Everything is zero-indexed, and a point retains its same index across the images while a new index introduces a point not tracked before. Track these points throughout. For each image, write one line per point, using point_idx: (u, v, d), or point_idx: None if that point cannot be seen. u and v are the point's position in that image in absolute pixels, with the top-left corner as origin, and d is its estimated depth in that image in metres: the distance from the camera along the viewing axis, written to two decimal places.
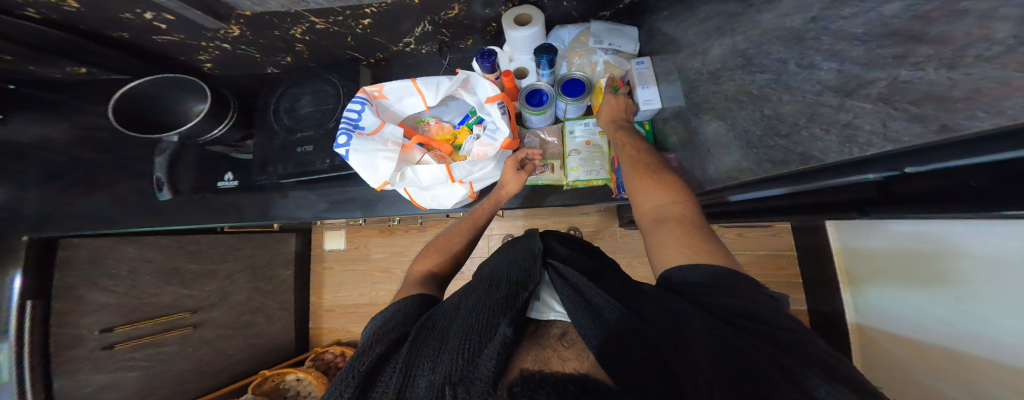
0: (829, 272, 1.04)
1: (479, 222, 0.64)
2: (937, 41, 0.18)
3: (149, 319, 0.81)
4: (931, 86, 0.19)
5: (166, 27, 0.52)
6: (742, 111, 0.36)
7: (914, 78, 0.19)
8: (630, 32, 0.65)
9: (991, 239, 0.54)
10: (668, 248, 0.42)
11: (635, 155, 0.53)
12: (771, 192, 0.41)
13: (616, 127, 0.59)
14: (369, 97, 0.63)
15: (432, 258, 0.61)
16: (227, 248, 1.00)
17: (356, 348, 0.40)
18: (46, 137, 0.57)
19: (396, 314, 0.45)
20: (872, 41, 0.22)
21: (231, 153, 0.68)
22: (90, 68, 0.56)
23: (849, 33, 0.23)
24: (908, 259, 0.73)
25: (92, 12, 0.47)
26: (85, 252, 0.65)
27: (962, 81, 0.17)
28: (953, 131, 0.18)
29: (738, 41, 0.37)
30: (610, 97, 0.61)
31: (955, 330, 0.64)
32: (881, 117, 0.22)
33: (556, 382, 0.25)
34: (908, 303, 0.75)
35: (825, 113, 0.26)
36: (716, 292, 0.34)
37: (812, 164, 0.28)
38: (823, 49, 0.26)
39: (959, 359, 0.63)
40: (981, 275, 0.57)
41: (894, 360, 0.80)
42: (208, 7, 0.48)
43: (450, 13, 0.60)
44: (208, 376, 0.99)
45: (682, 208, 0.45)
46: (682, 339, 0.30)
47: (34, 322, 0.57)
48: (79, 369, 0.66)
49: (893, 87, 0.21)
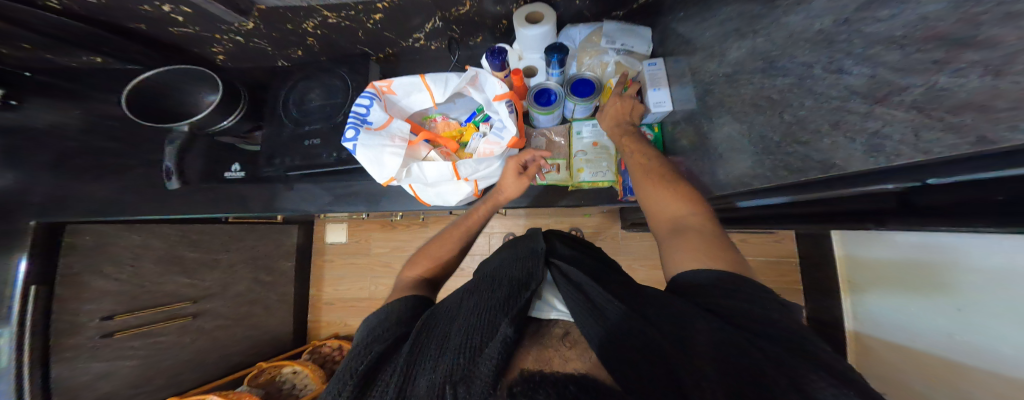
0: (828, 281, 1.02)
1: (475, 228, 0.64)
2: (984, 46, 0.17)
3: (148, 308, 0.81)
4: (972, 94, 0.18)
5: (183, 19, 0.52)
6: (760, 116, 0.36)
7: (953, 85, 0.18)
8: (643, 33, 0.64)
9: (999, 251, 0.53)
10: (684, 254, 0.41)
11: (646, 163, 0.52)
12: (779, 199, 0.40)
13: (621, 134, 0.58)
14: (378, 92, 0.63)
15: (423, 264, 0.59)
16: (231, 239, 1.00)
17: (352, 350, 0.40)
18: (59, 123, 0.59)
19: (385, 319, 0.43)
20: (910, 45, 0.21)
21: (239, 144, 0.67)
22: (105, 58, 0.58)
23: (886, 36, 0.22)
24: (910, 267, 0.72)
25: (110, 4, 0.48)
26: (92, 238, 0.65)
27: (1006, 90, 0.16)
28: (993, 143, 0.17)
29: (760, 43, 0.36)
30: (617, 101, 0.60)
31: (953, 340, 0.63)
32: (913, 127, 0.21)
33: (556, 382, 0.25)
34: (907, 312, 0.74)
35: (851, 120, 0.25)
36: (722, 294, 0.34)
37: (833, 173, 0.27)
38: (853, 53, 0.25)
39: (958, 370, 0.62)
40: (986, 287, 0.56)
41: (890, 369, 0.79)
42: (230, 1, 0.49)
43: (461, 10, 0.60)
44: (205, 365, 1.00)
45: (700, 220, 0.44)
46: (686, 342, 0.29)
47: (38, 309, 0.58)
48: (78, 357, 0.66)
49: (929, 94, 0.20)
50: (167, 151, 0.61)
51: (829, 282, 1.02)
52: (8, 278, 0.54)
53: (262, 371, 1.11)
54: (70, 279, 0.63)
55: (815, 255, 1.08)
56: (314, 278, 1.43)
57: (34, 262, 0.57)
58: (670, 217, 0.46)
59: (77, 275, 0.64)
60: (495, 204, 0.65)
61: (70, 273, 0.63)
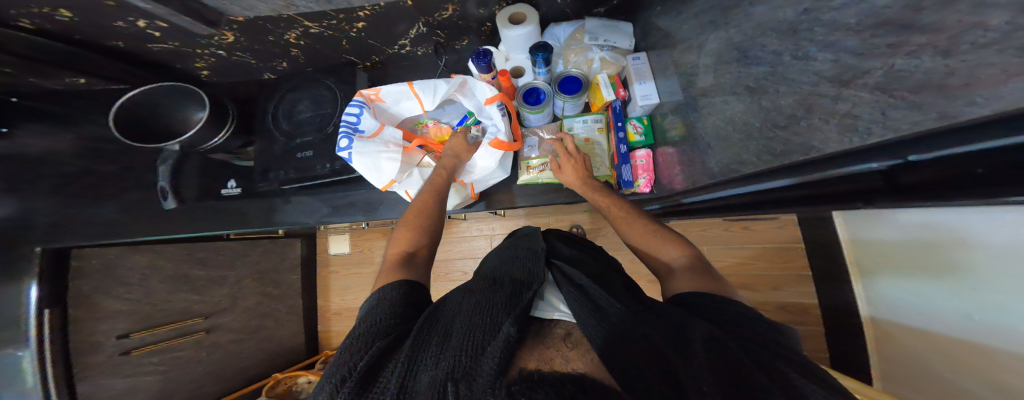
0: (839, 263, 1.01)
1: (443, 184, 0.61)
2: (931, 30, 0.18)
3: (163, 325, 0.80)
4: (929, 74, 0.18)
5: (159, 34, 0.52)
6: (740, 103, 0.36)
7: (909, 67, 0.19)
8: (625, 28, 0.65)
9: (998, 225, 0.54)
10: (681, 283, 0.45)
11: (625, 216, 0.55)
12: (776, 184, 0.39)
13: (589, 189, 0.59)
14: (366, 100, 0.63)
15: (405, 237, 0.58)
16: (234, 255, 0.97)
17: (351, 333, 0.41)
18: (53, 149, 0.58)
19: (380, 301, 0.45)
20: (865, 31, 0.22)
21: (232, 160, 0.70)
22: (88, 78, 0.57)
23: (842, 24, 0.23)
24: (918, 248, 0.72)
25: (83, 22, 0.47)
26: (98, 263, 0.65)
27: (958, 68, 0.17)
28: (953, 118, 0.17)
29: (734, 34, 0.37)
30: (569, 159, 0.61)
31: (972, 321, 0.63)
32: (880, 106, 0.21)
33: (554, 382, 0.26)
34: (916, 292, 0.75)
35: (822, 104, 0.26)
36: (717, 309, 0.37)
37: (813, 155, 0.27)
38: (816, 40, 0.26)
39: (973, 348, 0.63)
40: (990, 265, 0.57)
41: (908, 354, 0.80)
42: (197, 12, 0.47)
43: (444, 14, 0.60)
44: (224, 379, 0.99)
45: (688, 261, 0.48)
46: (684, 343, 0.30)
47: (54, 331, 0.58)
48: (100, 374, 0.66)
49: (888, 76, 0.21)
50: (161, 171, 0.62)
51: (839, 266, 1.01)
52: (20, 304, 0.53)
53: (279, 382, 1.13)
54: (81, 301, 0.63)
55: (817, 237, 1.09)
56: (322, 289, 1.47)
57: (44, 289, 0.57)
58: (664, 261, 0.50)
59: (88, 296, 0.64)
60: (455, 164, 0.64)
61: (80, 295, 0.63)
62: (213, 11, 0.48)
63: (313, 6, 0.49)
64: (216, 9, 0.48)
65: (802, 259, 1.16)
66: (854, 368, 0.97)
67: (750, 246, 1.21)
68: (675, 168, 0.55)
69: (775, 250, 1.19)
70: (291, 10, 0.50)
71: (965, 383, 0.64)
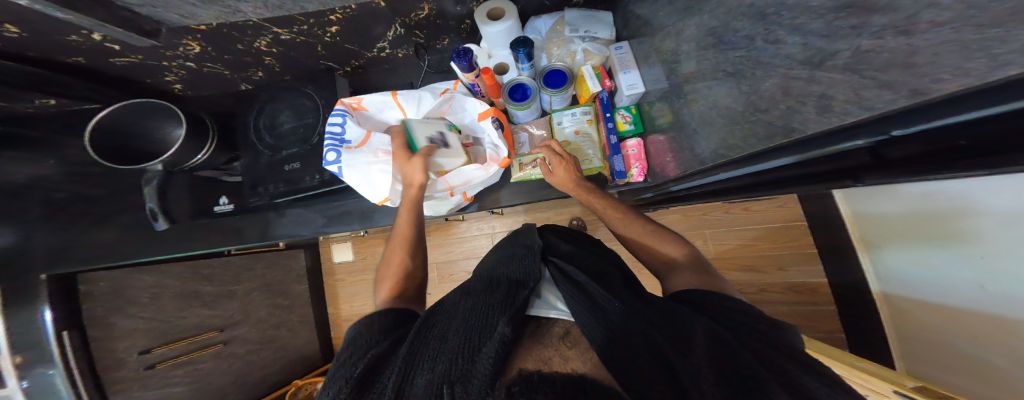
0: (844, 239, 1.00)
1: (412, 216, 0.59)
2: (889, 10, 0.18)
3: (181, 340, 0.79)
4: (894, 53, 0.18)
5: (118, 46, 0.51)
6: (722, 88, 0.36)
7: (875, 46, 0.19)
8: (606, 17, 0.65)
9: (1008, 192, 0.53)
10: (680, 280, 0.45)
11: (620, 217, 0.55)
12: (770, 164, 0.38)
13: (582, 191, 0.59)
14: (348, 109, 0.63)
15: (399, 257, 0.58)
16: (239, 270, 0.96)
17: (347, 346, 0.41)
18: (41, 174, 0.56)
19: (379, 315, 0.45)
20: (828, 14, 0.22)
21: (220, 177, 0.70)
22: (60, 99, 0.55)
23: (807, 6, 0.23)
24: (921, 220, 0.73)
25: (34, 37, 0.45)
26: (106, 285, 0.63)
27: (920, 46, 0.17)
28: (923, 95, 0.17)
29: (708, 20, 0.37)
30: (560, 160, 0.60)
31: (987, 292, 0.63)
32: (853, 87, 0.21)
33: (555, 383, 0.26)
34: (927, 266, 0.75)
35: (797, 86, 0.25)
36: (717, 309, 0.37)
37: (794, 137, 0.27)
38: (784, 23, 0.25)
39: (995, 321, 0.62)
40: (999, 232, 0.57)
41: (929, 331, 0.79)
42: (129, 22, 0.44)
43: (420, 14, 0.59)
44: (247, 387, 1.01)
45: (683, 255, 0.49)
46: (686, 345, 0.30)
47: (80, 352, 0.58)
48: (131, 388, 0.67)
49: (857, 56, 0.20)
50: (145, 192, 0.57)
51: (842, 242, 1.01)
52: (37, 328, 0.52)
53: (300, 387, 1.19)
54: (99, 322, 0.62)
55: (816, 213, 1.08)
56: (330, 298, 1.48)
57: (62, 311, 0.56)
58: (664, 258, 0.50)
59: (105, 317, 0.63)
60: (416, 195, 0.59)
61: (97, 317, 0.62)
62: (149, 20, 0.46)
63: (263, 13, 0.47)
64: (151, 17, 0.46)
65: (805, 238, 1.14)
66: (872, 342, 0.97)
67: (752, 228, 1.19)
68: (667, 156, 0.54)
69: (778, 229, 1.16)
70: (235, 18, 0.48)
71: (991, 359, 0.63)
